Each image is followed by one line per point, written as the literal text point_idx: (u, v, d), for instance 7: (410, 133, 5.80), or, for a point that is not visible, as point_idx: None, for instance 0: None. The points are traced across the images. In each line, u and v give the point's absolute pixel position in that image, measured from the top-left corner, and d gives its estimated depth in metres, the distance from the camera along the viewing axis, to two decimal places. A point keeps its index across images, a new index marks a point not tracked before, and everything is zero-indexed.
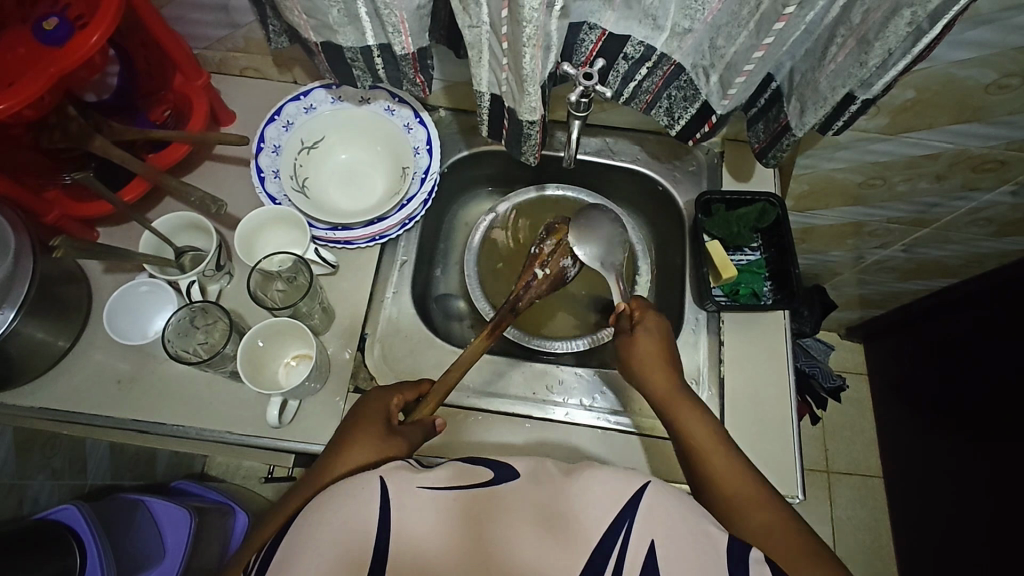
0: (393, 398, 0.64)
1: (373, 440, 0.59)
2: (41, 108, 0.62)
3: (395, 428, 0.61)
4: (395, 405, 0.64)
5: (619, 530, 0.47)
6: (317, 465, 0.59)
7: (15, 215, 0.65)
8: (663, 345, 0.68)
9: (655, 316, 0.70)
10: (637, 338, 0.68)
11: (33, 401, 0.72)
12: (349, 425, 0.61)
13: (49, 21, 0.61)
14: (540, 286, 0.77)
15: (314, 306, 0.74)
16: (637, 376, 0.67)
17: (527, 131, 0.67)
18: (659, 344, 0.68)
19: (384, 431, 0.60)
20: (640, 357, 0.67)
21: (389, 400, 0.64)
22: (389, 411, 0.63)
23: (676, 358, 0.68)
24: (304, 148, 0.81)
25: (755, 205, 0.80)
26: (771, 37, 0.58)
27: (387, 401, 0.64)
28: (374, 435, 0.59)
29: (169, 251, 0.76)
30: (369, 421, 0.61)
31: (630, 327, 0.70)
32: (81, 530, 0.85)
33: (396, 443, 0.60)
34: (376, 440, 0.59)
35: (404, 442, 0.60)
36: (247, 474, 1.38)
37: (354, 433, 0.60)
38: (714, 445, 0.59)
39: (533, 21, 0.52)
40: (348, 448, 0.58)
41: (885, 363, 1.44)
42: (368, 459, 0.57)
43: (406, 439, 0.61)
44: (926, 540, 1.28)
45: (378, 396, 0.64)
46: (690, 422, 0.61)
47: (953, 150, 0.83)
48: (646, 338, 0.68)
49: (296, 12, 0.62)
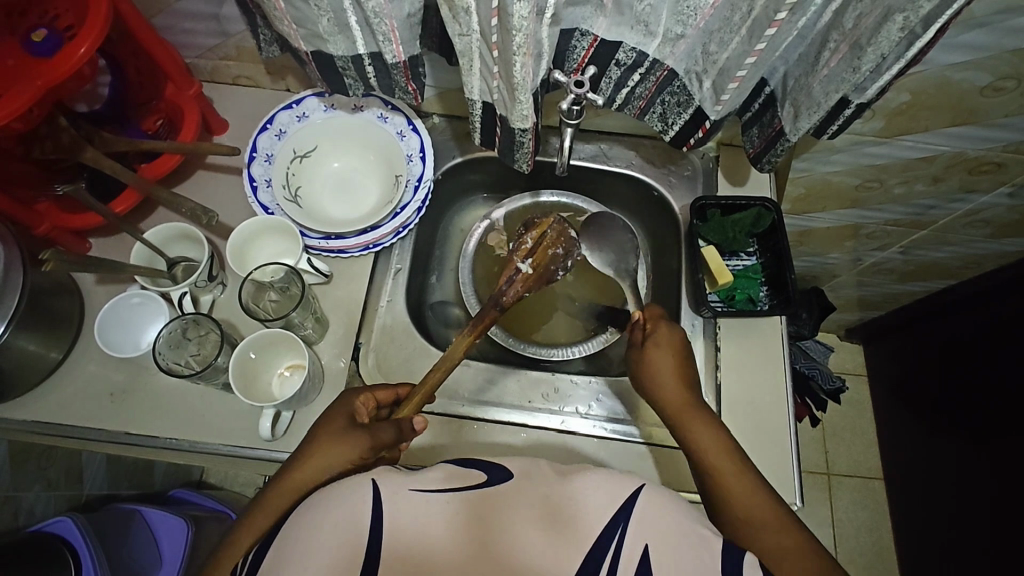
0: (362, 397, 0.64)
1: (340, 443, 0.58)
2: (30, 121, 0.61)
3: (358, 425, 0.60)
4: (365, 404, 0.63)
5: (614, 534, 0.47)
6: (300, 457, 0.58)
7: (6, 229, 0.65)
8: (677, 357, 0.67)
9: (667, 329, 0.69)
10: (649, 351, 0.68)
11: (26, 414, 0.72)
12: (316, 429, 0.61)
13: (38, 33, 0.61)
14: (525, 283, 0.75)
15: (307, 317, 0.73)
16: (651, 388, 0.67)
17: (519, 139, 0.67)
18: (675, 358, 0.67)
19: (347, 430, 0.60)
20: (653, 368, 0.67)
21: (359, 401, 0.63)
22: (356, 412, 0.62)
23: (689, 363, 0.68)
24: (296, 157, 0.80)
25: (750, 210, 0.80)
26: (763, 43, 0.58)
27: (355, 403, 0.63)
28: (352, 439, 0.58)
29: (162, 262, 0.75)
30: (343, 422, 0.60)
31: (642, 340, 0.70)
32: (76, 542, 0.85)
33: (360, 438, 0.58)
34: (344, 442, 0.58)
35: (366, 436, 0.58)
36: (245, 481, 1.38)
37: (322, 437, 0.59)
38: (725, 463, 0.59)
39: (522, 29, 0.52)
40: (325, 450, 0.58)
41: (884, 365, 1.44)
42: (340, 467, 0.57)
43: (375, 433, 0.59)
44: (927, 542, 1.28)
45: (347, 398, 0.64)
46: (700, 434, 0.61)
47: (950, 152, 0.83)
48: (660, 346, 0.68)
49: (285, 21, 0.62)
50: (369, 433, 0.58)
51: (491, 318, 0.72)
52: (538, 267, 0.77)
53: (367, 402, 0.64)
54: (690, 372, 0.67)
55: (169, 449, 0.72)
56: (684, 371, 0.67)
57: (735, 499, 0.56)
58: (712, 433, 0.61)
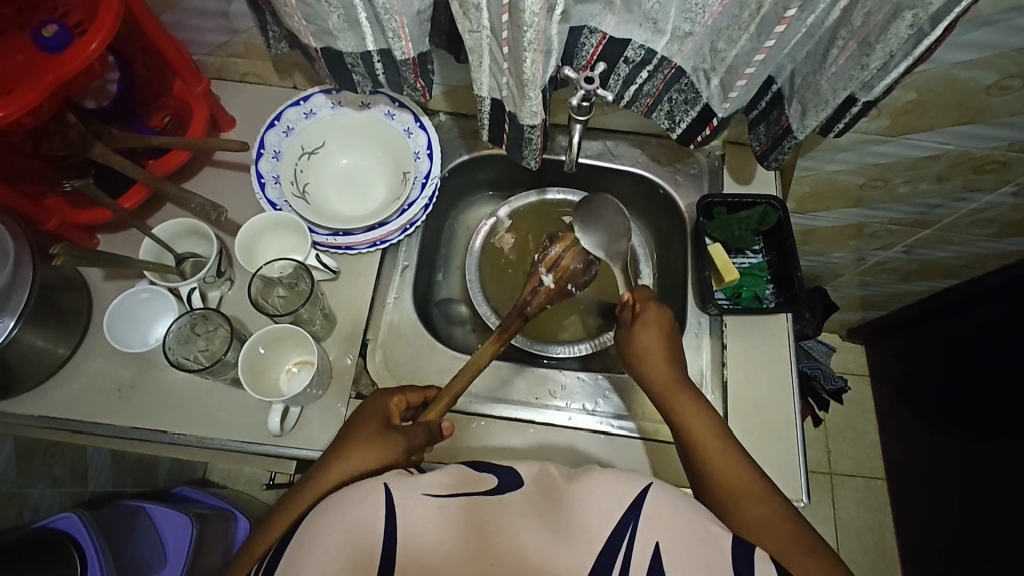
0: (395, 398, 0.64)
1: (377, 444, 0.59)
2: (40, 116, 0.61)
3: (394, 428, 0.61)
4: (397, 407, 0.64)
5: (624, 533, 0.47)
6: (315, 469, 0.59)
7: (15, 223, 0.65)
8: (663, 335, 0.69)
9: (656, 309, 0.70)
10: (637, 330, 0.69)
11: (34, 409, 0.72)
12: (348, 432, 0.61)
13: (48, 29, 0.61)
14: (548, 296, 0.78)
15: (315, 313, 0.75)
16: (637, 363, 0.68)
17: (528, 135, 0.67)
18: (661, 335, 0.69)
19: (385, 429, 0.60)
20: (642, 345, 0.68)
21: (392, 402, 0.64)
22: (391, 412, 0.63)
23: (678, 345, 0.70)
24: (304, 154, 0.81)
25: (756, 208, 0.80)
26: (772, 40, 0.59)
27: (389, 404, 0.63)
28: (369, 447, 0.59)
29: (170, 257, 0.76)
30: (361, 431, 0.60)
31: (630, 319, 0.71)
32: (81, 539, 0.85)
33: (398, 442, 0.59)
34: (380, 441, 0.59)
35: (403, 440, 0.60)
36: (249, 479, 1.38)
37: (360, 435, 0.60)
38: (711, 445, 0.59)
39: (533, 25, 0.52)
40: (345, 454, 0.58)
41: (887, 364, 1.44)
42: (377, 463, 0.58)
43: (408, 437, 0.60)
44: (930, 542, 1.28)
45: (380, 398, 0.64)
46: (690, 415, 0.62)
47: (954, 151, 0.83)
48: (649, 326, 0.69)
49: (295, 18, 0.62)
50: (404, 438, 0.60)
51: (515, 328, 0.73)
52: (559, 281, 0.80)
53: (399, 404, 0.64)
54: (676, 350, 0.69)
55: (178, 445, 0.72)
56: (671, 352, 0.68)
57: (722, 482, 0.57)
58: (696, 409, 0.63)
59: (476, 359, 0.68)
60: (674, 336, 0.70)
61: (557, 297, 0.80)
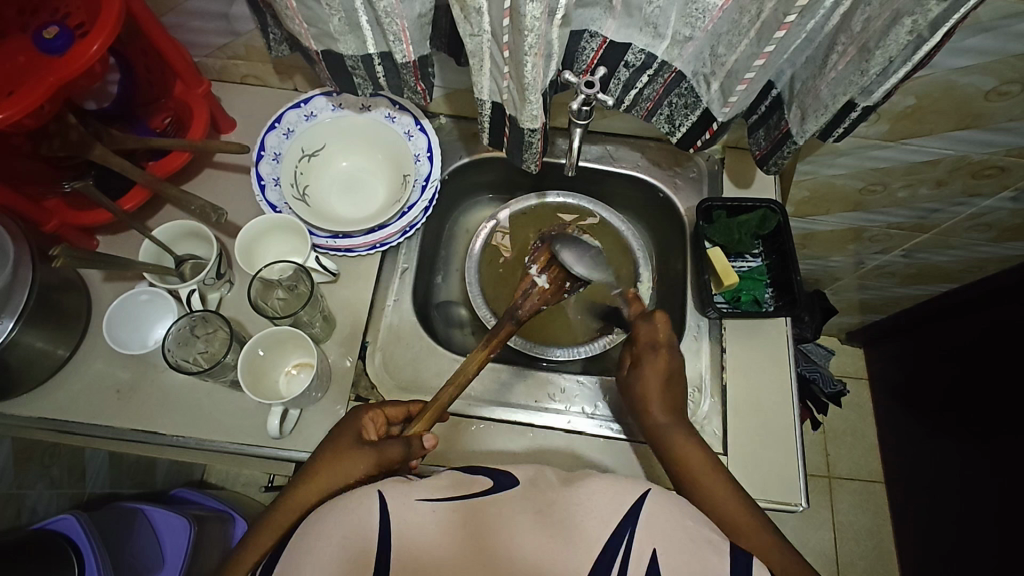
0: (370, 414, 0.62)
1: (350, 458, 0.59)
2: (41, 118, 0.61)
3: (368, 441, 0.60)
4: (372, 421, 0.62)
5: (620, 538, 0.47)
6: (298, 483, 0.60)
7: (14, 224, 0.65)
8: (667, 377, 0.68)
9: (658, 356, 0.69)
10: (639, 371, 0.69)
11: (32, 411, 0.72)
12: (325, 447, 0.61)
13: (50, 30, 0.61)
14: (542, 297, 0.76)
15: (315, 315, 0.74)
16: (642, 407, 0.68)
17: (528, 139, 0.67)
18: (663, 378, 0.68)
19: (355, 443, 0.60)
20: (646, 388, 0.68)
21: (367, 418, 0.62)
22: (364, 429, 0.61)
23: (680, 389, 0.69)
24: (305, 156, 0.81)
25: (756, 212, 0.80)
26: (772, 45, 0.58)
27: (362, 421, 0.62)
28: (344, 459, 0.59)
29: (170, 259, 0.76)
30: (336, 447, 0.61)
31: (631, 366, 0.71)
32: (79, 539, 0.84)
33: (368, 455, 0.59)
34: (351, 455, 0.59)
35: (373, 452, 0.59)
36: (247, 481, 1.38)
37: (334, 450, 0.60)
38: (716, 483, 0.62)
39: (534, 29, 0.52)
40: (325, 466, 0.59)
41: (885, 368, 1.44)
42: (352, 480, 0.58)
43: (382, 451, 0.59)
44: (929, 546, 1.28)
45: (355, 415, 0.63)
46: (695, 462, 0.64)
47: (954, 157, 0.83)
48: (655, 364, 0.69)
49: (296, 21, 0.62)
50: (375, 450, 0.59)
51: (508, 331, 0.71)
52: (555, 281, 0.79)
53: (376, 418, 0.63)
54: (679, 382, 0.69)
55: (177, 447, 0.72)
56: (671, 393, 0.68)
57: (722, 515, 0.60)
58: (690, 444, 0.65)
59: (461, 371, 0.66)
60: (676, 373, 0.69)
61: (552, 298, 0.78)
